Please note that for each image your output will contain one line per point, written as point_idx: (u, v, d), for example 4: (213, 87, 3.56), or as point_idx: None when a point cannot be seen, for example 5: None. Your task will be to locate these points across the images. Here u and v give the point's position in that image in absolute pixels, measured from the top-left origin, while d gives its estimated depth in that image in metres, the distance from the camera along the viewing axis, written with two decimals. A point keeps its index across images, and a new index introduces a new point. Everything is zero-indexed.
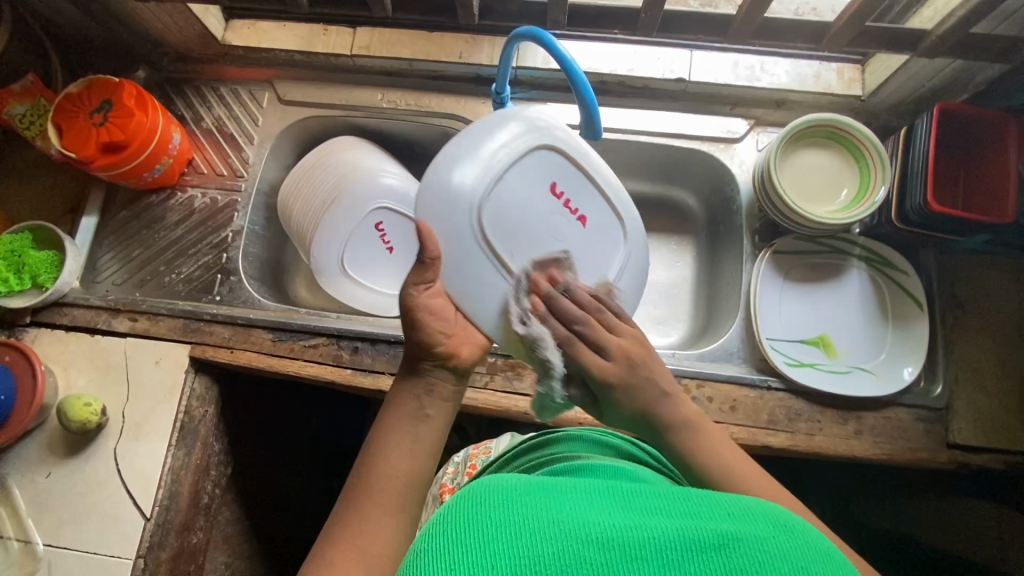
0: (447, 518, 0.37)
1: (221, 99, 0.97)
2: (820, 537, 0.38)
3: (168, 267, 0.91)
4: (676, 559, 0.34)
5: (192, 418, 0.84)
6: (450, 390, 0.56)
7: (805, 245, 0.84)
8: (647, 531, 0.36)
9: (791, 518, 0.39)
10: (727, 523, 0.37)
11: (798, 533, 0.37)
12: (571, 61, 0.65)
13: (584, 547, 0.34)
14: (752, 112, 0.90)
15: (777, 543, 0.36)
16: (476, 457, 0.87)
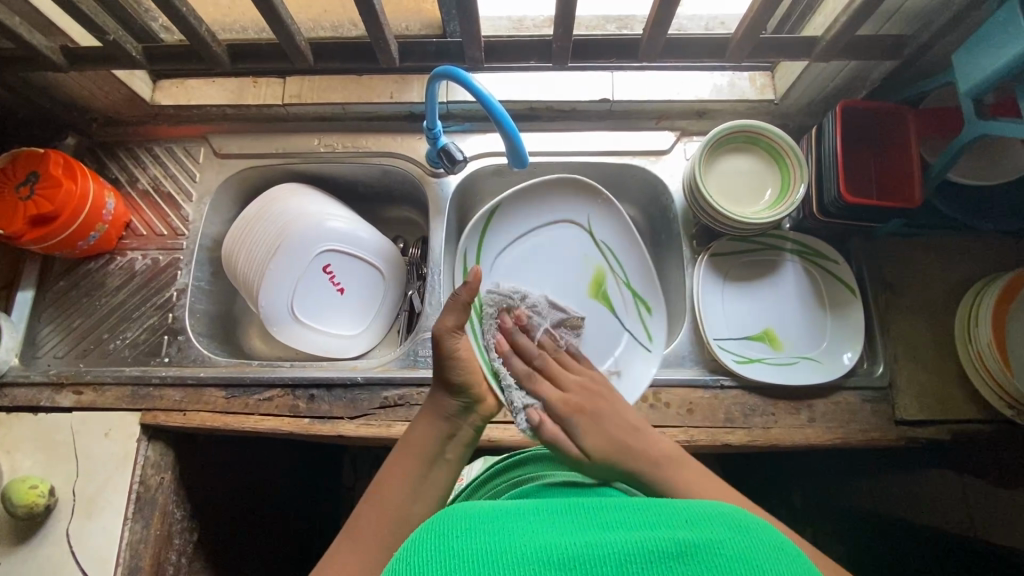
0: (421, 543, 0.41)
1: (156, 159, 0.97)
2: (777, 534, 0.42)
3: (113, 334, 0.89)
4: (634, 570, 0.37)
5: (148, 488, 0.82)
6: (467, 433, 0.64)
7: (739, 245, 0.87)
8: (610, 546, 0.39)
9: (747, 518, 0.43)
10: (686, 531, 0.40)
11: (753, 534, 0.41)
12: (488, 95, 0.68)
13: (548, 569, 0.37)
14: (678, 124, 0.94)
15: (732, 546, 0.39)
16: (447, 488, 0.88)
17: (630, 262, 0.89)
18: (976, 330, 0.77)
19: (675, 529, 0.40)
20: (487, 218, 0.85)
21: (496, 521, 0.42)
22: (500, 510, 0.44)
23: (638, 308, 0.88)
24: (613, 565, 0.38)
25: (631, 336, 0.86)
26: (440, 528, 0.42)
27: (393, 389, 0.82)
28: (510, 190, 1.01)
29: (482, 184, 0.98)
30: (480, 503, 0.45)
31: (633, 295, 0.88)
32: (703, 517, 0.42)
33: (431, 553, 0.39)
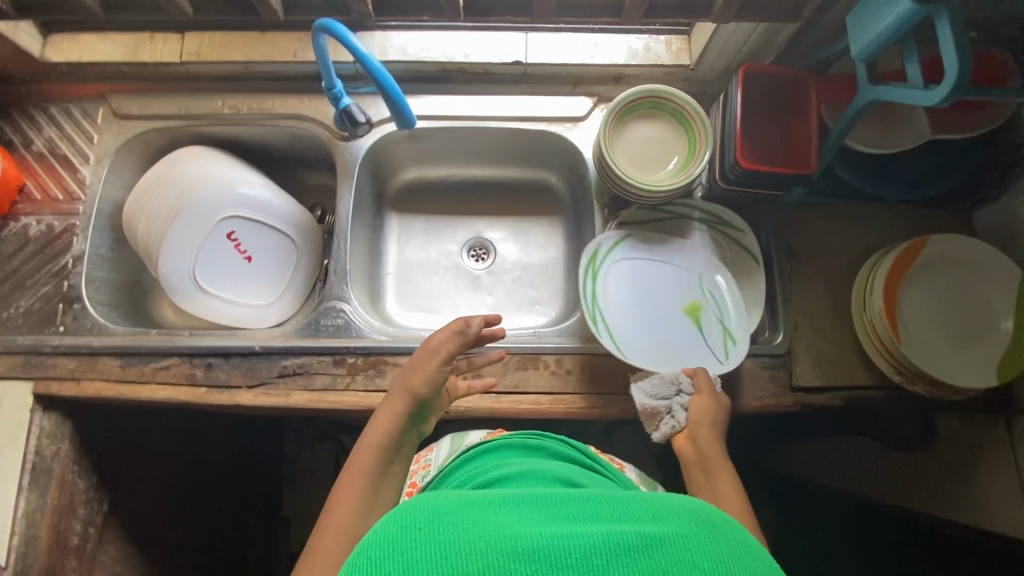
0: (379, 537, 0.40)
1: (52, 120, 0.93)
2: (741, 532, 0.42)
3: (5, 302, 0.85)
4: (599, 564, 0.38)
5: (44, 457, 0.81)
6: (413, 440, 0.72)
7: (647, 214, 0.86)
8: (576, 538, 0.39)
9: (716, 513, 0.43)
10: (653, 525, 0.41)
11: (720, 530, 0.41)
12: (366, 53, 0.65)
13: (512, 562, 0.37)
14: (594, 89, 0.92)
15: (699, 542, 0.39)
16: (418, 472, 0.82)
17: (728, 298, 0.83)
18: (870, 298, 0.78)
19: (640, 522, 0.41)
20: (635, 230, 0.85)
21: (459, 512, 0.42)
22: (465, 506, 0.43)
23: (723, 334, 0.82)
24: (579, 557, 0.38)
25: (694, 347, 0.81)
26: (403, 519, 0.41)
27: (292, 358, 0.81)
28: (429, 155, 1.00)
29: (399, 148, 0.97)
30: (449, 492, 0.45)
31: (722, 327, 0.82)
32: (670, 511, 0.42)
33: (392, 545, 0.39)
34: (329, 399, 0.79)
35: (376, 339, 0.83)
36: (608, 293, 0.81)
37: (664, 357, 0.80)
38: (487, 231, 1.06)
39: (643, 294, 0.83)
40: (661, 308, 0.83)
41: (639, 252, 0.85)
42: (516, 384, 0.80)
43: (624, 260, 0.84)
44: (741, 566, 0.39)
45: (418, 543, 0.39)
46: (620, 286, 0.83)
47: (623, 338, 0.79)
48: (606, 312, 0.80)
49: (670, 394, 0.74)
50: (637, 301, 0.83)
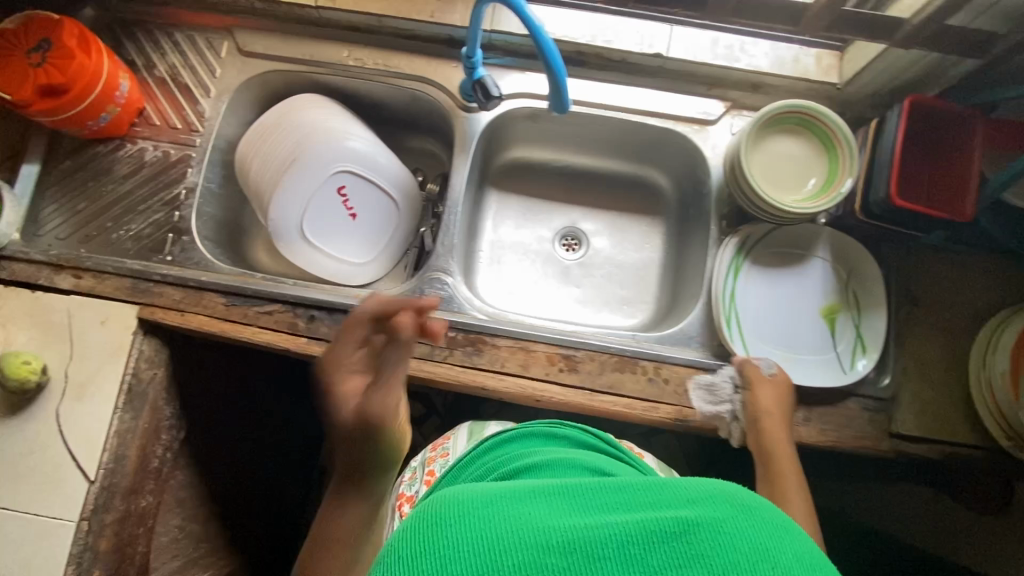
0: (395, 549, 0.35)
1: (176, 46, 0.92)
2: (781, 515, 0.37)
3: (117, 224, 0.86)
4: (636, 555, 0.32)
5: (140, 380, 0.82)
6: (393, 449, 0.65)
7: (772, 231, 0.82)
8: (603, 528, 0.34)
9: (752, 495, 0.38)
10: (686, 509, 0.35)
11: (761, 512, 0.36)
12: (539, 26, 0.61)
13: (536, 559, 0.33)
14: (729, 94, 0.88)
15: (738, 523, 0.34)
16: (434, 461, 0.84)
17: (870, 303, 0.80)
18: (993, 357, 0.75)
19: (675, 509, 0.35)
20: (768, 232, 0.82)
21: (474, 507, 0.36)
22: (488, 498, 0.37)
23: (855, 340, 0.80)
24: (613, 547, 0.33)
25: (823, 355, 0.79)
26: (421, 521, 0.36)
27: None
28: (541, 136, 0.98)
29: (517, 126, 0.95)
30: (467, 486, 0.39)
31: (856, 332, 0.80)
32: (704, 494, 0.37)
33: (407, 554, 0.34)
34: (425, 369, 0.79)
35: (475, 318, 0.82)
36: (734, 291, 0.81)
37: (795, 360, 0.79)
38: (582, 222, 1.04)
39: (772, 296, 0.81)
40: (789, 311, 0.81)
41: (770, 251, 0.83)
42: (611, 385, 0.79)
43: (755, 258, 0.82)
44: (791, 554, 0.33)
45: (442, 543, 0.34)
46: (747, 287, 0.81)
47: (748, 343, 0.79)
48: (736, 311, 0.80)
49: (728, 395, 0.77)
50: (770, 300, 0.81)
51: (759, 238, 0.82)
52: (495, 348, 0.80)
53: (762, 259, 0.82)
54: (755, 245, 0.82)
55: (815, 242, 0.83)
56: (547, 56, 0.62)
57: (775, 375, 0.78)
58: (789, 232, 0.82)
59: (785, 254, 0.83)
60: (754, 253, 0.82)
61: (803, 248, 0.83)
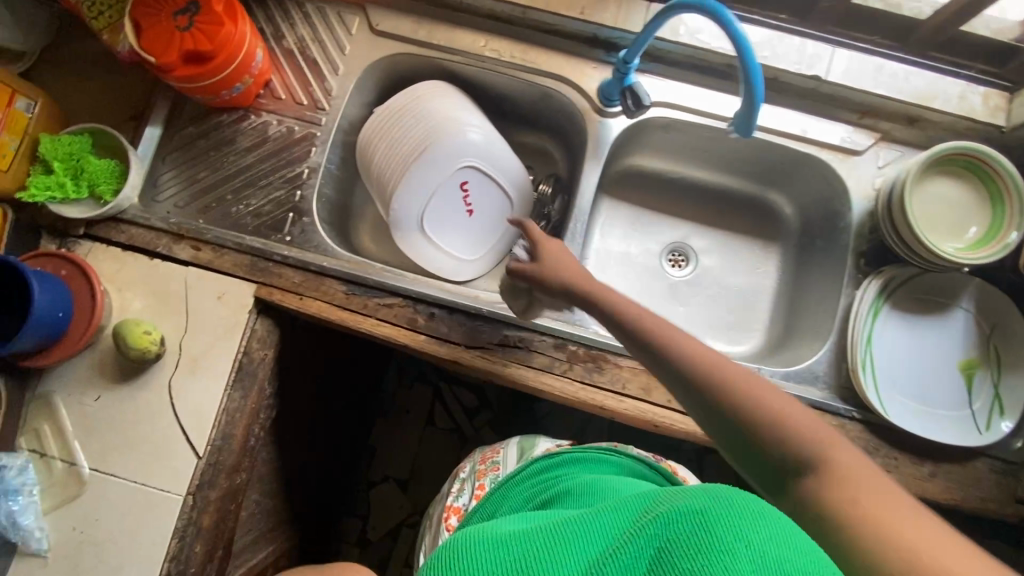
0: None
1: (306, 17, 0.88)
2: (759, 500, 0.42)
3: (236, 197, 0.84)
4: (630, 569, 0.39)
5: (251, 360, 0.81)
6: None
7: (916, 276, 0.79)
8: (601, 552, 0.41)
9: (734, 490, 0.43)
10: (666, 509, 0.42)
11: (737, 499, 0.41)
12: (750, 45, 0.57)
13: None
14: (882, 125, 0.83)
15: (719, 507, 0.40)
16: (483, 475, 0.79)
17: (1014, 363, 0.77)
18: None
19: (658, 513, 0.42)
20: (911, 276, 0.79)
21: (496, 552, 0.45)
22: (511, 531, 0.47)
23: (993, 399, 0.76)
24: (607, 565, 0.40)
25: (959, 412, 0.76)
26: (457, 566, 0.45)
27: (513, 330, 0.79)
28: (666, 147, 0.94)
29: (648, 136, 0.90)
30: (486, 530, 0.48)
31: (994, 391, 0.77)
32: (684, 494, 0.43)
33: None
34: (545, 382, 0.77)
35: (597, 334, 0.79)
36: (869, 334, 0.78)
37: (927, 414, 0.76)
38: (692, 239, 1.00)
39: (907, 343, 0.78)
40: (923, 361, 0.78)
41: (911, 296, 0.79)
42: None
43: (894, 301, 0.79)
44: (759, 529, 0.38)
45: None
46: (882, 331, 0.78)
47: (881, 391, 0.76)
48: (870, 355, 0.77)
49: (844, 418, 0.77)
50: (905, 348, 0.78)
51: (901, 283, 0.79)
52: (616, 367, 0.78)
53: (902, 303, 0.79)
54: (896, 288, 0.79)
55: (960, 292, 0.79)
56: (750, 79, 0.58)
57: (908, 428, 0.75)
58: (934, 279, 0.79)
59: (925, 301, 0.79)
60: (894, 296, 0.79)
61: (946, 297, 0.79)
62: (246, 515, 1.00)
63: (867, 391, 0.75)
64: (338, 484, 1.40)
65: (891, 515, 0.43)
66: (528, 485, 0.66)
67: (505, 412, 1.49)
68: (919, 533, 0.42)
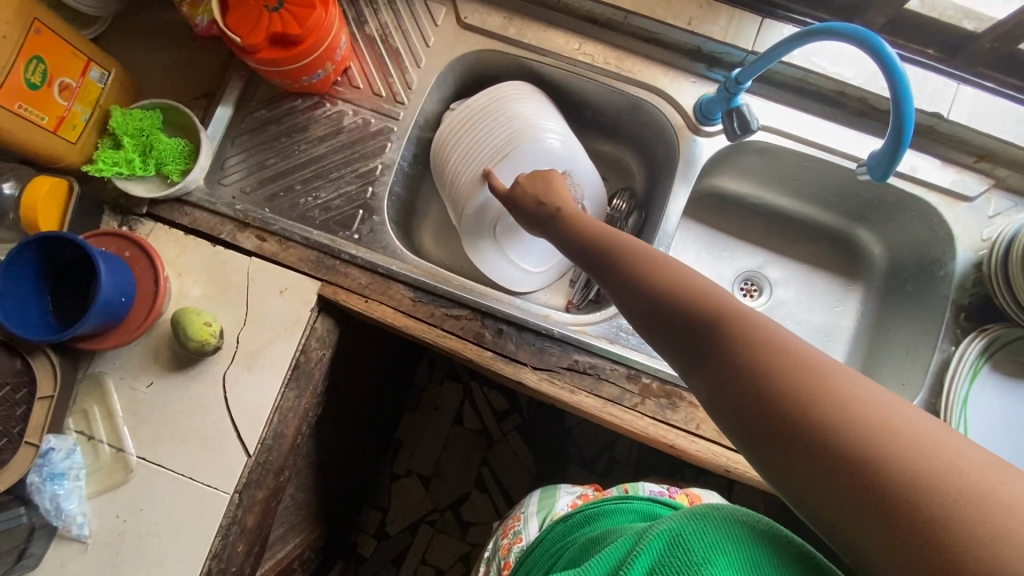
0: None
1: (391, 3, 0.84)
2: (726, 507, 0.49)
3: (305, 188, 0.80)
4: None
5: (308, 360, 0.78)
6: None
7: (1020, 339, 0.74)
8: None
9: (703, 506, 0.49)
10: (656, 530, 0.47)
11: (711, 511, 0.48)
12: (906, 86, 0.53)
13: None
14: (998, 171, 0.78)
15: (700, 522, 0.46)
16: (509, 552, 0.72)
17: None
18: None
19: (649, 537, 0.47)
20: (1016, 338, 0.74)
21: None
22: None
23: None
24: None
25: None
26: None
27: (584, 355, 0.75)
28: (755, 172, 0.88)
29: (741, 159, 0.85)
30: None
31: None
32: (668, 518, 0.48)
33: None
34: (615, 414, 0.73)
35: (673, 368, 0.75)
36: (969, 395, 0.72)
37: None
38: (767, 269, 0.95)
39: (1005, 409, 0.73)
40: (1019, 429, 0.73)
41: (1012, 359, 0.74)
42: None
43: (996, 363, 0.74)
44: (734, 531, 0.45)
45: None
46: (981, 393, 0.73)
47: None
48: (968, 418, 0.72)
49: None
50: (1003, 413, 0.73)
51: (1003, 344, 0.74)
52: (691, 404, 0.74)
53: (1003, 366, 0.74)
54: (998, 349, 0.74)
55: None
56: (902, 118, 0.54)
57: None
58: None
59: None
60: (996, 357, 0.74)
61: None
62: (281, 508, 0.98)
63: None
64: (363, 478, 1.38)
65: (953, 462, 0.34)
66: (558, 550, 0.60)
67: (536, 419, 1.45)
68: (985, 475, 0.34)
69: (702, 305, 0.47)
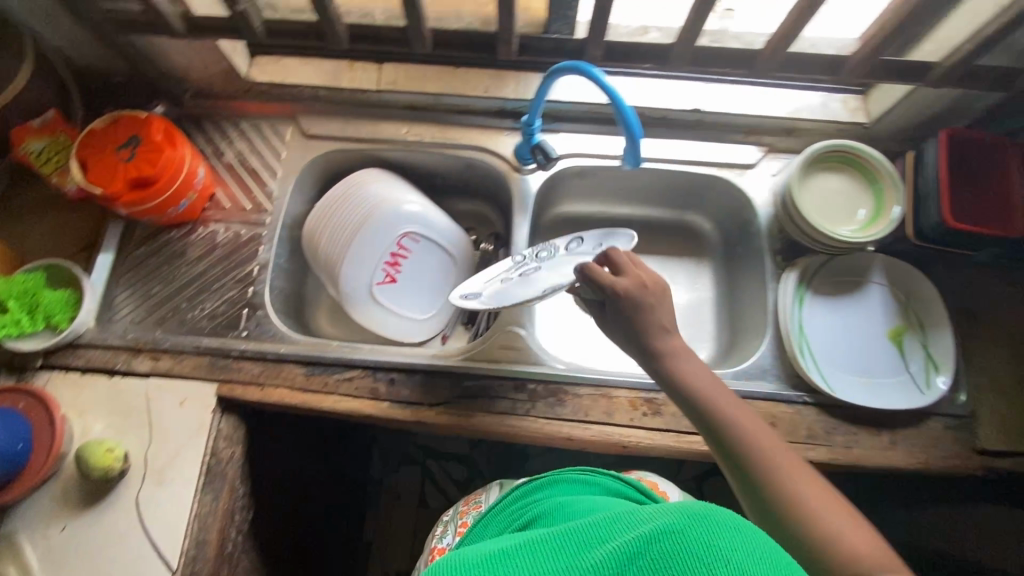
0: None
1: (242, 134, 0.97)
2: (736, 518, 0.41)
3: (191, 303, 0.88)
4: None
5: (219, 460, 0.81)
6: None
7: (826, 261, 0.86)
8: (584, 561, 0.42)
9: (716, 508, 0.42)
10: (646, 525, 0.42)
11: (714, 520, 0.40)
12: (617, 93, 0.66)
13: None
14: (764, 140, 0.94)
15: (692, 529, 0.39)
16: (465, 514, 0.80)
17: (936, 321, 0.83)
18: None
19: (635, 529, 0.42)
20: (823, 261, 0.86)
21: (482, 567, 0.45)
22: (492, 552, 0.47)
23: (924, 358, 0.82)
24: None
25: (902, 376, 0.81)
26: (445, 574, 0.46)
27: (473, 380, 0.82)
28: (587, 191, 1.02)
29: (565, 185, 1.00)
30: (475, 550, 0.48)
31: (925, 352, 0.82)
32: (668, 510, 0.42)
33: None
34: (512, 424, 0.79)
35: (554, 369, 0.83)
36: (800, 322, 0.83)
37: (871, 383, 0.81)
38: None
39: (836, 323, 0.84)
40: (854, 336, 0.84)
41: (827, 281, 0.86)
42: (697, 425, 0.79)
43: (815, 289, 0.85)
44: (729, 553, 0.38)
45: None
46: (810, 317, 0.84)
47: (825, 371, 0.81)
48: (808, 340, 0.83)
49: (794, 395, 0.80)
50: (835, 327, 0.84)
51: (816, 270, 0.86)
52: (577, 398, 0.81)
53: (821, 289, 0.86)
54: (812, 277, 0.86)
55: (871, 267, 0.86)
56: (625, 120, 0.66)
57: (858, 403, 0.79)
58: (843, 260, 0.86)
59: (840, 283, 0.86)
60: (813, 284, 0.86)
61: (859, 275, 0.86)
62: None
63: (812, 374, 0.80)
64: None
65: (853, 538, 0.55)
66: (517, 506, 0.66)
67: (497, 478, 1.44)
68: (868, 542, 0.55)
69: (779, 457, 0.60)
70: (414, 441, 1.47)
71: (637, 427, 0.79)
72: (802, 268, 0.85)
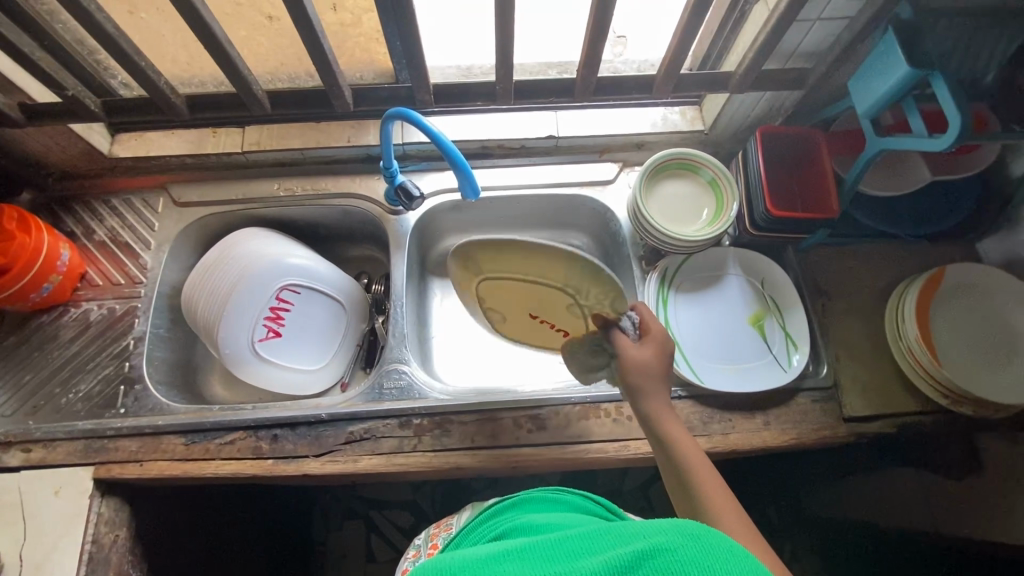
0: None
1: (113, 211, 0.98)
2: (729, 538, 0.40)
3: (65, 387, 0.86)
4: None
5: (101, 547, 0.78)
6: None
7: (685, 261, 0.92)
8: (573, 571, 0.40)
9: (701, 525, 0.41)
10: (640, 541, 0.41)
11: (707, 539, 0.39)
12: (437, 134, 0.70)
13: None
14: (618, 156, 1.01)
15: (682, 547, 0.39)
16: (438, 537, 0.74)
17: (789, 302, 0.89)
18: (904, 326, 0.82)
19: (629, 542, 0.41)
20: (682, 262, 0.92)
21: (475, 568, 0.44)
22: (487, 555, 0.46)
23: (784, 340, 0.88)
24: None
25: (766, 359, 0.86)
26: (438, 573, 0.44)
27: (357, 424, 0.82)
28: (467, 223, 1.06)
29: (443, 220, 1.03)
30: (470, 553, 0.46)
31: (784, 333, 0.88)
32: (658, 526, 0.41)
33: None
34: (400, 462, 0.79)
35: (439, 400, 0.84)
36: (666, 321, 0.88)
37: (739, 369, 0.86)
38: None
39: (700, 317, 0.90)
40: (718, 328, 0.89)
41: (688, 279, 0.92)
42: (580, 434, 0.81)
43: (677, 288, 0.91)
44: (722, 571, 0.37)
45: None
46: (676, 315, 0.89)
47: (695, 364, 0.85)
48: (676, 337, 0.88)
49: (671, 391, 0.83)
50: (699, 320, 0.90)
51: (676, 271, 0.92)
52: (462, 426, 0.82)
53: (683, 287, 0.91)
54: (675, 278, 0.92)
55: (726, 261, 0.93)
56: (450, 157, 0.71)
57: (725, 389, 0.83)
58: (700, 259, 0.93)
59: (701, 280, 0.92)
60: (675, 284, 0.91)
61: (717, 269, 0.92)
62: None
63: (681, 368, 0.84)
64: None
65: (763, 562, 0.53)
66: (485, 525, 0.66)
67: None
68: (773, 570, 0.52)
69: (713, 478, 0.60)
70: (355, 492, 1.35)
71: (523, 446, 0.81)
72: (663, 270, 0.91)
